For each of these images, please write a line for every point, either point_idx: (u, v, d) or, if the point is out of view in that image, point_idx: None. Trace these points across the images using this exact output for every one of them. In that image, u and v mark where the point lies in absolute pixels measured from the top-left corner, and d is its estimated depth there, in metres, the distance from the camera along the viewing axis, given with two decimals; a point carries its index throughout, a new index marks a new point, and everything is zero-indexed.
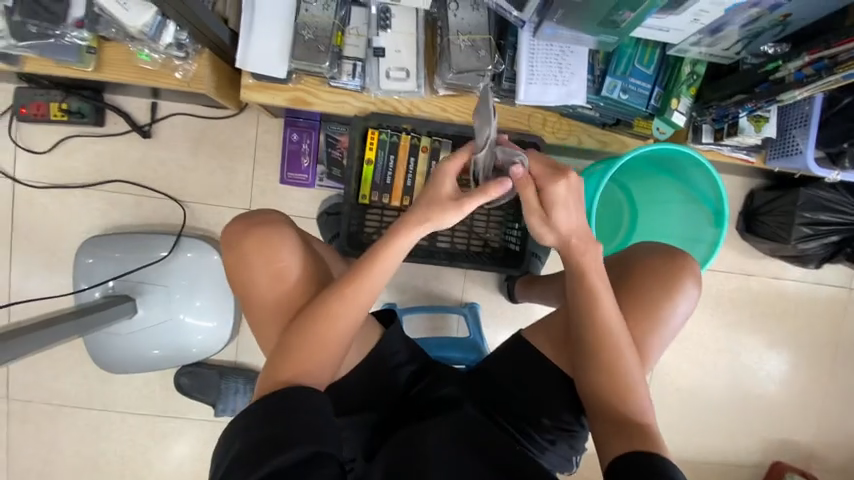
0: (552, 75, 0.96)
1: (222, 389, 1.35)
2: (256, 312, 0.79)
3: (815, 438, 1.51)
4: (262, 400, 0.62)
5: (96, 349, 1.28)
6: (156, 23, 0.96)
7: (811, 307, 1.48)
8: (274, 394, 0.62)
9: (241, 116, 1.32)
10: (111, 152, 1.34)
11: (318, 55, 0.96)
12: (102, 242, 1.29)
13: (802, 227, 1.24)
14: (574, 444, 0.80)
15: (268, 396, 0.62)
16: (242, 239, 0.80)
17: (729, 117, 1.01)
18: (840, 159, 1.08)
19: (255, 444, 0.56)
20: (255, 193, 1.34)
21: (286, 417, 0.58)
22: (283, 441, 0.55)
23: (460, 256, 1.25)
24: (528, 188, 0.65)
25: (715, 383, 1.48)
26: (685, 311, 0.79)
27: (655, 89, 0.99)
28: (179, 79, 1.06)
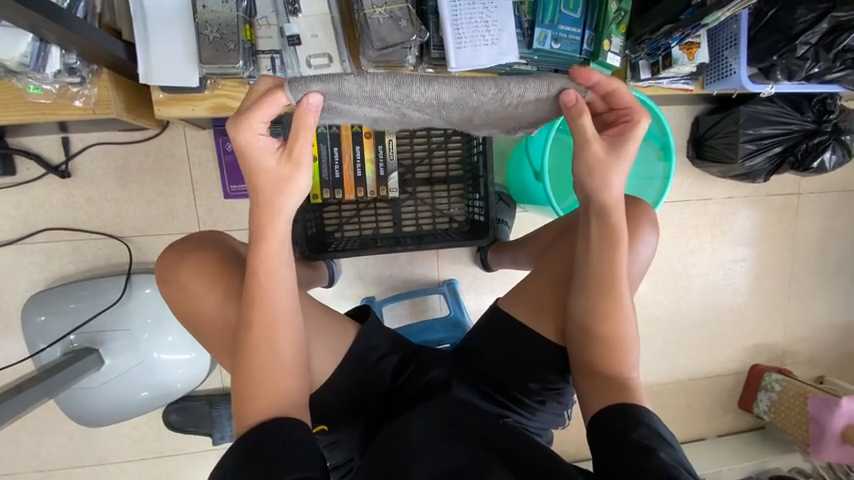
0: (480, 35, 0.91)
1: (215, 417, 1.31)
2: (207, 337, 0.74)
3: (785, 336, 1.63)
4: (246, 435, 0.59)
5: (80, 411, 1.22)
6: (35, 51, 0.86)
7: (765, 217, 1.56)
8: (255, 432, 0.59)
9: (166, 135, 1.22)
10: (32, 200, 1.22)
11: (227, 54, 0.88)
12: (48, 298, 1.20)
13: (746, 145, 1.27)
14: (561, 400, 0.82)
15: (247, 438, 0.59)
16: (175, 271, 0.76)
17: (661, 50, 1.00)
18: (772, 72, 1.10)
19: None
20: (201, 213, 1.26)
21: (261, 453, 0.56)
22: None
23: (428, 235, 1.23)
24: (583, 115, 0.61)
25: (691, 306, 1.55)
26: (648, 255, 0.81)
27: (586, 32, 0.97)
28: (81, 107, 0.95)
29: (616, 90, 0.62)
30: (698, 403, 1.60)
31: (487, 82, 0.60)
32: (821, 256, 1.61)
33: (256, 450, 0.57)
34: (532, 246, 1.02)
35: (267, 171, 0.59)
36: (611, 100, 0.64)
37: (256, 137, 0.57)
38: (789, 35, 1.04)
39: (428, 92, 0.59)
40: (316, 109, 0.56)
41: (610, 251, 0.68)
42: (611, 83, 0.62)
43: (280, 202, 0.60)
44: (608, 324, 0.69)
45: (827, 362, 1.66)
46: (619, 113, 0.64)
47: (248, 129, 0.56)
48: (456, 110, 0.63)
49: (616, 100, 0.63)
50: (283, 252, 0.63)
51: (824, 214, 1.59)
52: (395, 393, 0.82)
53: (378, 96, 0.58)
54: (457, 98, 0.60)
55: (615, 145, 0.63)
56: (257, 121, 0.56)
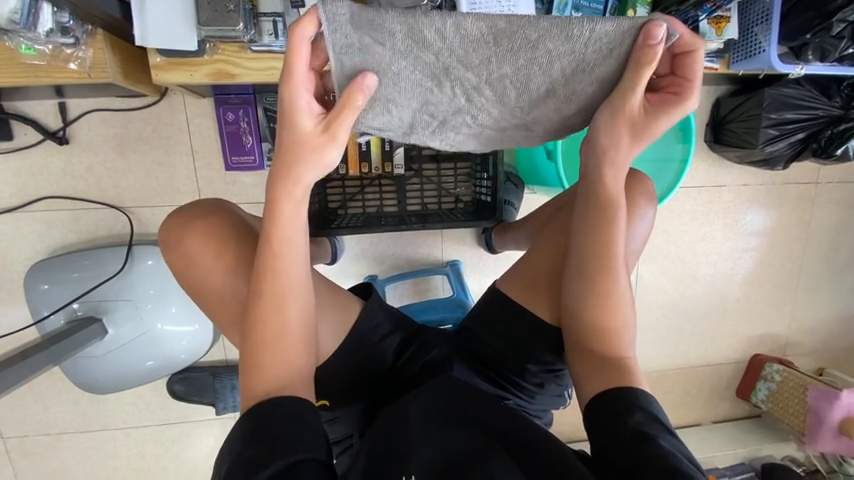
0: (496, 1, 0.85)
1: (217, 389, 1.33)
2: (212, 306, 0.73)
3: (789, 327, 1.62)
4: (251, 411, 0.59)
5: (86, 379, 1.24)
6: (26, 8, 0.81)
7: (779, 206, 1.51)
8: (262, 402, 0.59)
9: (165, 103, 1.18)
10: (31, 168, 1.20)
11: (226, 16, 0.84)
12: (50, 266, 1.20)
13: (768, 130, 1.22)
14: (561, 382, 0.82)
15: (250, 414, 0.58)
16: (181, 235, 0.74)
17: (690, 22, 0.94)
18: (803, 52, 1.03)
19: (242, 463, 0.53)
20: (202, 185, 1.23)
21: (261, 431, 0.55)
22: (261, 458, 0.53)
23: (433, 216, 1.20)
24: (646, 66, 0.54)
25: (697, 294, 1.54)
26: (645, 230, 0.78)
27: (610, 1, 0.90)
28: (76, 70, 0.91)
29: (692, 54, 0.57)
30: (697, 391, 1.61)
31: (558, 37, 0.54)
32: (833, 248, 1.58)
33: (258, 427, 0.56)
34: (534, 225, 1.00)
35: (299, 136, 0.56)
36: (676, 62, 0.59)
37: (298, 97, 0.55)
38: (825, 11, 0.97)
39: (482, 25, 0.53)
40: (367, 90, 0.55)
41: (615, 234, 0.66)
42: (692, 43, 0.56)
43: (308, 172, 0.58)
44: (605, 305, 0.67)
45: (830, 354, 1.66)
46: (676, 80, 0.59)
47: (295, 84, 0.53)
48: (514, 54, 0.56)
49: (683, 66, 0.58)
50: (298, 221, 0.61)
51: (840, 205, 1.54)
52: (393, 371, 0.82)
53: (425, 39, 0.54)
54: (512, 30, 0.53)
55: (652, 110, 0.59)
56: (297, 74, 0.53)
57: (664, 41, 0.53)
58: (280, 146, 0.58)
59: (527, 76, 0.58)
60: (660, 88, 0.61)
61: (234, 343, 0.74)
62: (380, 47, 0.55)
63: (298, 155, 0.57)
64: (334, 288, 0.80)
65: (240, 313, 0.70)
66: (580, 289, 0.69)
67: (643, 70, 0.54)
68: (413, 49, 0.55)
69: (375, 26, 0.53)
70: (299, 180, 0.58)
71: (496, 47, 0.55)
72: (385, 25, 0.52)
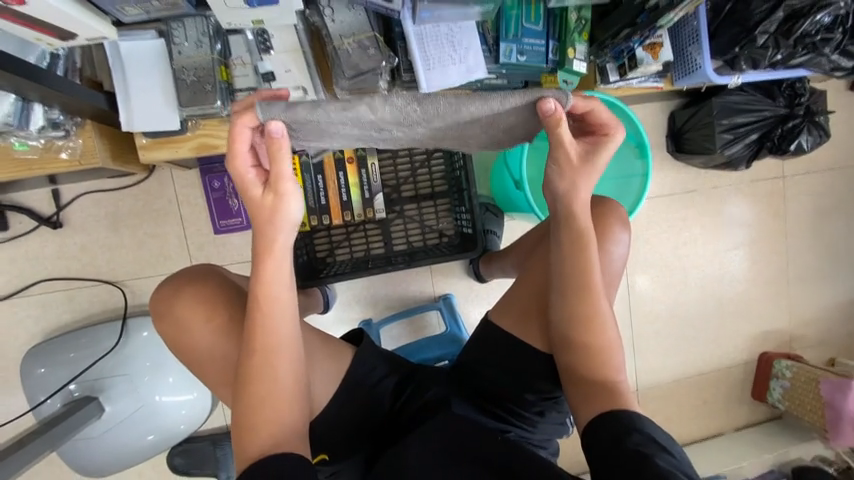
0: (448, 55, 0.94)
1: (219, 457, 1.29)
2: (205, 370, 0.74)
3: (790, 321, 1.61)
4: (245, 472, 0.58)
5: (83, 461, 1.21)
6: (17, 110, 0.88)
7: (753, 203, 1.56)
8: (254, 466, 0.58)
9: (154, 178, 1.25)
10: (25, 253, 1.23)
11: (205, 95, 0.91)
12: (46, 349, 1.20)
13: (723, 135, 1.29)
14: (561, 409, 0.81)
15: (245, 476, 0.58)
16: (171, 303, 0.75)
17: (625, 52, 1.03)
18: (736, 63, 1.12)
19: None
20: (193, 251, 1.27)
21: None
22: None
23: (418, 253, 1.23)
24: (560, 125, 0.59)
25: (691, 298, 1.54)
26: (623, 254, 0.80)
27: (550, 43, 1.00)
28: (68, 159, 0.97)
29: (592, 111, 0.61)
30: (711, 398, 1.57)
31: (472, 98, 0.57)
32: (815, 237, 1.61)
33: None
34: (518, 253, 1.03)
35: (254, 204, 0.60)
36: (587, 116, 0.62)
37: (246, 168, 0.59)
38: (747, 27, 1.07)
39: (405, 98, 0.57)
40: (284, 136, 0.55)
41: (585, 256, 0.68)
42: (587, 104, 0.60)
43: (282, 239, 0.61)
44: (589, 327, 0.69)
45: (836, 343, 1.64)
46: (593, 127, 0.64)
47: (238, 162, 0.58)
48: (440, 118, 0.59)
49: (592, 116, 0.62)
50: (284, 277, 0.63)
51: (811, 195, 1.60)
52: (392, 416, 0.81)
53: (357, 115, 0.57)
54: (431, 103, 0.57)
55: (587, 157, 0.63)
56: (239, 152, 0.57)
57: (560, 108, 0.58)
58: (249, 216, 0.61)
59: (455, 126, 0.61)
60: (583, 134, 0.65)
61: (228, 405, 0.75)
62: (321, 121, 0.57)
63: (258, 230, 0.61)
64: (327, 338, 0.81)
65: (234, 376, 0.71)
66: (563, 310, 0.70)
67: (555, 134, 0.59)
68: (351, 125, 0.59)
69: (308, 105, 0.55)
70: (273, 245, 0.61)
71: (421, 114, 0.58)
72: (310, 109, 0.55)
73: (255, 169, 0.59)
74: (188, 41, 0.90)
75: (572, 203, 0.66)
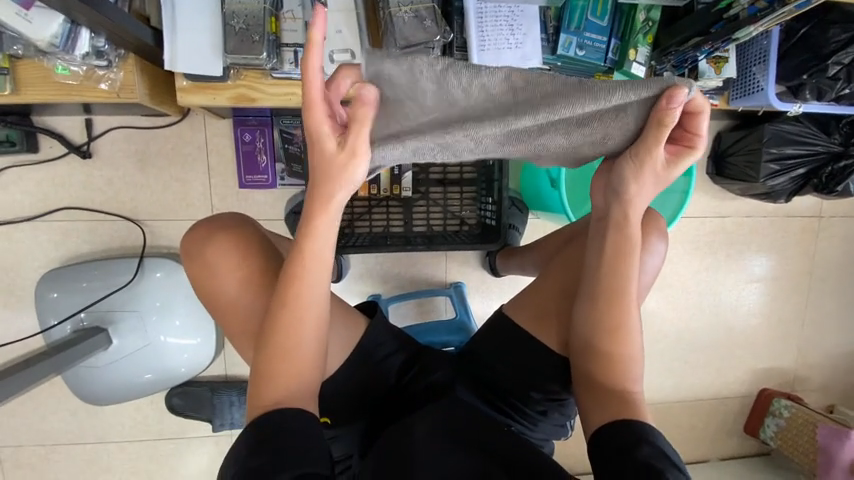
0: (504, 38, 0.91)
1: (215, 404, 1.32)
2: (226, 319, 0.74)
3: (797, 362, 1.59)
4: (259, 420, 0.59)
5: (86, 388, 1.24)
6: (65, 32, 0.87)
7: (783, 238, 1.52)
8: (265, 417, 0.59)
9: (186, 122, 1.24)
10: (52, 179, 1.25)
11: (252, 45, 0.89)
12: (62, 275, 1.22)
13: (769, 164, 1.24)
14: (564, 411, 0.81)
15: (257, 425, 0.58)
16: (202, 248, 0.75)
17: (688, 62, 0.97)
18: (800, 91, 1.06)
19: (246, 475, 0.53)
20: (215, 201, 1.27)
21: (270, 443, 0.56)
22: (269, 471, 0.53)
23: (438, 237, 1.22)
24: (665, 125, 0.56)
25: (701, 324, 1.52)
26: (655, 265, 0.78)
27: (612, 41, 0.95)
28: (106, 90, 0.96)
29: (698, 115, 0.58)
30: (703, 425, 1.57)
31: (571, 86, 0.55)
32: (840, 282, 1.57)
33: (265, 441, 0.56)
34: (543, 252, 1.01)
35: (325, 158, 0.57)
36: (686, 119, 0.59)
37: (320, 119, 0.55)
38: (819, 54, 1.02)
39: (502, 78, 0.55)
40: (371, 98, 0.54)
41: (626, 263, 0.67)
42: (699, 106, 0.57)
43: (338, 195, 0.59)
44: (611, 335, 0.68)
45: (839, 391, 1.62)
46: (687, 135, 0.60)
47: (316, 112, 0.54)
48: (534, 106, 0.56)
49: (692, 124, 0.59)
50: (330, 236, 0.62)
51: (844, 239, 1.55)
52: (397, 392, 0.82)
53: (447, 84, 0.55)
54: (530, 88, 0.55)
55: (669, 165, 0.61)
56: (319, 104, 0.54)
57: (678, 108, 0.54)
58: (314, 165, 0.59)
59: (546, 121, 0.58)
60: (672, 139, 0.62)
61: (244, 356, 0.75)
62: (413, 93, 0.56)
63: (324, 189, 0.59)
64: (342, 306, 0.81)
65: (256, 328, 0.71)
66: (588, 315, 0.69)
67: (659, 132, 0.56)
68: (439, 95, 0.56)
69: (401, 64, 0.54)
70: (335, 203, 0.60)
71: (512, 94, 0.56)
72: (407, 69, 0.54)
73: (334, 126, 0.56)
74: None
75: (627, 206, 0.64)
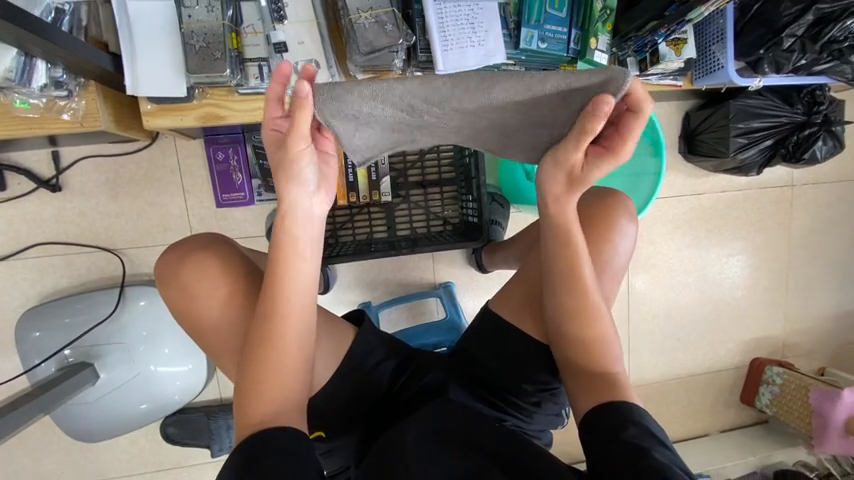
0: (466, 37, 0.91)
1: (212, 429, 1.30)
2: (210, 341, 0.73)
3: (784, 329, 1.63)
4: (244, 443, 0.58)
5: (77, 426, 1.21)
6: (20, 65, 0.85)
7: (759, 210, 1.56)
8: (248, 441, 0.58)
9: (157, 146, 1.22)
10: (23, 215, 1.21)
11: (215, 63, 0.88)
12: (41, 314, 1.19)
13: (737, 138, 1.27)
14: (557, 400, 0.81)
15: (243, 447, 0.57)
16: (177, 270, 0.73)
17: (648, 46, 1.00)
18: (759, 66, 1.09)
19: None
20: (194, 223, 1.25)
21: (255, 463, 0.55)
22: None
23: (422, 239, 1.22)
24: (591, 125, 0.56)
25: (690, 301, 1.55)
26: (628, 248, 0.79)
27: (572, 31, 0.97)
28: (69, 120, 0.94)
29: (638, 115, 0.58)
30: (701, 400, 1.59)
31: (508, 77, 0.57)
32: (816, 248, 1.61)
33: (252, 460, 0.55)
34: (524, 243, 1.01)
35: (279, 163, 0.59)
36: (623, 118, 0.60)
37: (273, 130, 0.60)
38: (775, 28, 1.04)
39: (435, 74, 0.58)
40: (309, 97, 0.54)
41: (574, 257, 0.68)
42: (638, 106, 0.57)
43: (296, 195, 0.61)
44: (588, 319, 0.68)
45: (827, 354, 1.66)
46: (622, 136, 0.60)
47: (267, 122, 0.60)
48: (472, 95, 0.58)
49: (629, 124, 0.59)
50: (303, 243, 0.63)
51: (817, 206, 1.59)
52: (389, 396, 0.82)
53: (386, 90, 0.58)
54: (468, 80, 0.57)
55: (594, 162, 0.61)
56: (270, 114, 0.59)
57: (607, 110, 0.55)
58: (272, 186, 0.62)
59: (487, 110, 0.61)
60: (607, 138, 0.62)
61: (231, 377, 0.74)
62: (352, 97, 0.59)
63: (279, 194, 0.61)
64: (328, 317, 0.80)
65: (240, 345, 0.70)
66: (561, 306, 0.69)
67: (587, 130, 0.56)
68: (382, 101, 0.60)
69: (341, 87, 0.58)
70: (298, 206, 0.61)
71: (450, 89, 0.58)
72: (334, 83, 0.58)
73: (282, 130, 0.60)
74: (200, 5, 0.87)
75: (561, 203, 0.65)
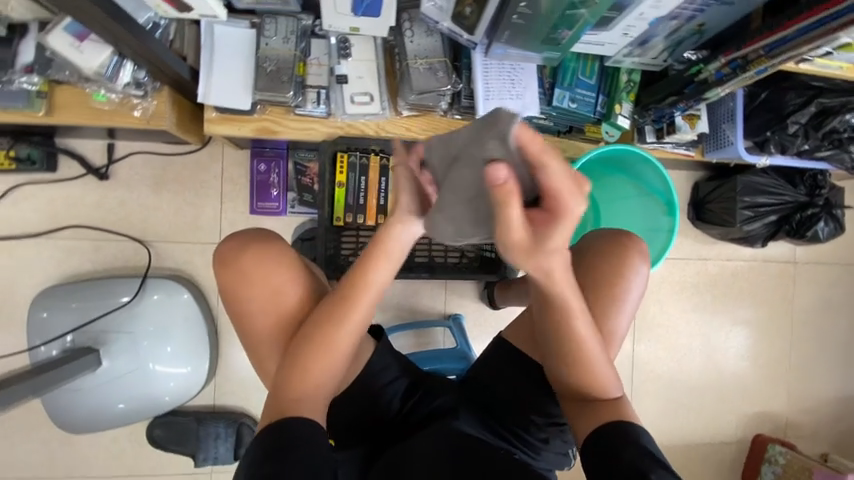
0: (507, 90, 1.03)
1: (201, 436, 1.26)
2: (255, 328, 0.77)
3: (786, 406, 1.61)
4: (267, 431, 0.64)
5: (63, 414, 1.19)
6: (113, 64, 0.95)
7: (763, 282, 1.61)
8: (273, 429, 0.64)
9: (205, 151, 1.30)
10: (66, 197, 1.28)
11: (281, 85, 0.99)
12: (59, 294, 1.21)
13: (744, 211, 1.36)
14: (565, 438, 0.82)
15: (265, 435, 0.63)
16: (238, 255, 0.77)
17: (666, 117, 1.10)
18: (766, 146, 1.20)
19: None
20: (225, 226, 1.31)
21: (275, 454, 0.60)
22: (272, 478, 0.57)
23: (440, 268, 1.26)
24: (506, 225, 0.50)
25: (693, 365, 1.55)
26: (639, 287, 0.83)
27: (600, 96, 1.08)
28: (138, 117, 1.04)
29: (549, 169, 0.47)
30: (701, 472, 1.54)
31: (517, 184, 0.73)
32: (818, 326, 1.64)
33: (272, 450, 0.61)
34: None
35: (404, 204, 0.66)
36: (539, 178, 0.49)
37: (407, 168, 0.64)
38: (781, 114, 1.16)
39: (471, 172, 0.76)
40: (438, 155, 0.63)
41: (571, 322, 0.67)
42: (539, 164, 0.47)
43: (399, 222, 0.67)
44: (586, 365, 0.70)
45: (829, 438, 1.63)
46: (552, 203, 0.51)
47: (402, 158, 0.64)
48: None
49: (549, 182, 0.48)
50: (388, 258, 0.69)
51: (818, 284, 1.64)
52: (396, 417, 0.82)
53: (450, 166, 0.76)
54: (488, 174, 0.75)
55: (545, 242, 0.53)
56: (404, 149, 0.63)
57: (513, 176, 0.46)
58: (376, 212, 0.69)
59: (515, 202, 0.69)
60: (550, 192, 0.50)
61: (263, 364, 0.78)
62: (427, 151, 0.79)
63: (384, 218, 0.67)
64: None
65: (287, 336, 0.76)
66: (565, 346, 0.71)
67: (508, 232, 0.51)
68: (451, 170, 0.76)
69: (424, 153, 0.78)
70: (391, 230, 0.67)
71: None
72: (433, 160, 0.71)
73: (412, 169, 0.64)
74: (277, 36, 1.00)
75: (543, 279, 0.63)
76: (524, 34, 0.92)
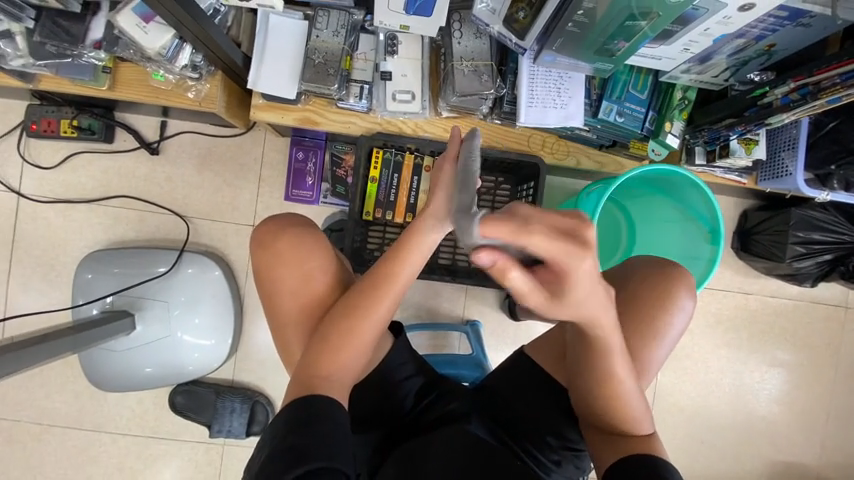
0: (551, 99, 1.00)
1: (217, 408, 1.31)
2: (282, 309, 0.79)
3: (819, 461, 1.49)
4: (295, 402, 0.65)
5: (96, 370, 1.27)
6: (174, 45, 1.00)
7: (808, 324, 1.49)
8: (298, 404, 0.64)
9: (249, 135, 1.35)
10: (119, 168, 1.36)
11: (327, 77, 1.00)
12: (103, 258, 1.29)
13: (795, 247, 1.26)
14: (579, 465, 0.80)
15: (294, 408, 0.64)
16: (274, 237, 0.80)
17: (721, 140, 1.04)
18: (829, 180, 1.11)
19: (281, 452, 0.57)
20: (259, 209, 1.36)
21: (304, 426, 0.61)
22: (300, 450, 0.57)
23: (463, 272, 1.25)
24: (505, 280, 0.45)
25: (719, 403, 1.47)
26: (683, 322, 0.80)
27: (650, 113, 1.04)
28: (191, 98, 1.09)
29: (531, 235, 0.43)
30: None
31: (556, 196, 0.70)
32: None
33: (301, 422, 0.61)
34: None
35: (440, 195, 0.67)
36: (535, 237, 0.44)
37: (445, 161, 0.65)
38: (848, 147, 1.06)
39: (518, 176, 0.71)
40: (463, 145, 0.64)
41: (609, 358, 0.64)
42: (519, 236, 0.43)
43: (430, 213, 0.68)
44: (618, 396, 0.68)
45: None
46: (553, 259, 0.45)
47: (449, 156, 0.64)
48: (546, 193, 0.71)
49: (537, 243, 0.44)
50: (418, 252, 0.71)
51: None
52: (412, 416, 0.83)
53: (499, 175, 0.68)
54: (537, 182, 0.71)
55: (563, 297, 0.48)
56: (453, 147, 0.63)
57: (499, 257, 0.44)
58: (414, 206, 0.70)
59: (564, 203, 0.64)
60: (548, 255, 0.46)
61: (285, 346, 0.79)
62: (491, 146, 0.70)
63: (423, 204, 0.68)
64: None
65: (311, 321, 0.77)
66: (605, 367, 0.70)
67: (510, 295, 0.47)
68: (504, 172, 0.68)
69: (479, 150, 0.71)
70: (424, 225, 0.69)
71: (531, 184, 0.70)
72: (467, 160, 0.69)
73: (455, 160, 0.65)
74: (328, 29, 1.02)
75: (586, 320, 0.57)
76: (576, 42, 0.90)
